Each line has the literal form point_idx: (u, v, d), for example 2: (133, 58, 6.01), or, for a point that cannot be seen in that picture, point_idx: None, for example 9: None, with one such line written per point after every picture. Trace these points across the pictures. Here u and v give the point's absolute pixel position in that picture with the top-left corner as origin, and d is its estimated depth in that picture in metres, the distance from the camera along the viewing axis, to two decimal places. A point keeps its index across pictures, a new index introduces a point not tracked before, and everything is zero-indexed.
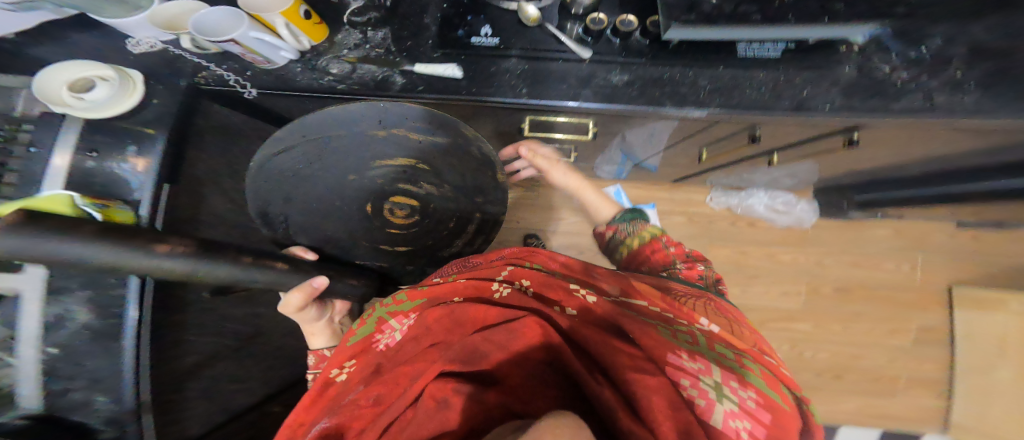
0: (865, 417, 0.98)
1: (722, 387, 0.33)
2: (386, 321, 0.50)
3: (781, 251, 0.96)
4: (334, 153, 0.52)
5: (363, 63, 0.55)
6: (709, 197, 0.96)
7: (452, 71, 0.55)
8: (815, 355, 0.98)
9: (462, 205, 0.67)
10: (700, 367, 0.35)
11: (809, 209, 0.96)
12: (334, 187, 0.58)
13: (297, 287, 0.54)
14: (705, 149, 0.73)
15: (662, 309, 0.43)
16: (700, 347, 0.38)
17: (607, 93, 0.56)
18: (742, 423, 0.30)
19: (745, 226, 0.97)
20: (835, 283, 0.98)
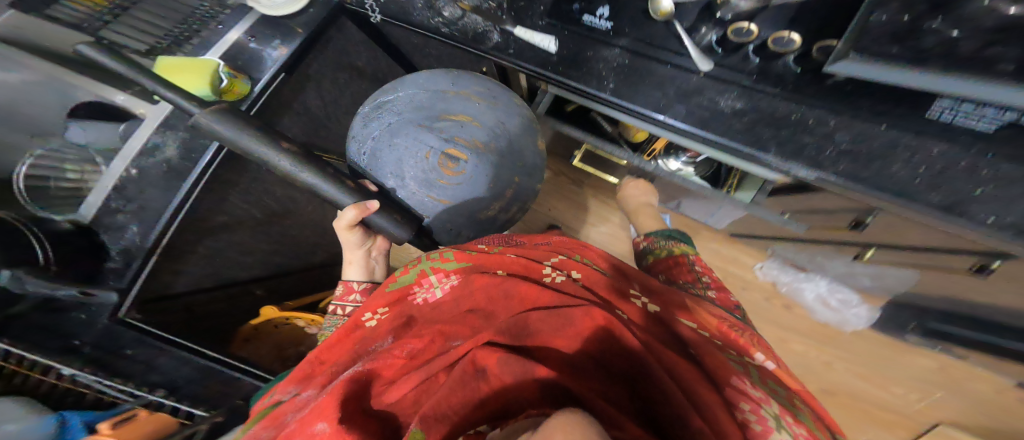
0: None
1: (781, 419, 0.31)
2: (426, 275, 0.46)
3: (792, 339, 0.92)
4: (429, 110, 0.61)
5: (472, 13, 0.56)
6: (762, 263, 0.92)
7: (548, 45, 0.53)
8: None
9: (514, 165, 0.63)
10: (760, 397, 0.33)
11: (864, 316, 0.87)
12: (407, 144, 0.60)
13: (356, 203, 0.54)
14: (794, 215, 0.63)
15: (717, 334, 0.41)
16: (756, 378, 0.36)
17: (705, 117, 0.47)
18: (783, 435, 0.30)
19: (780, 306, 0.92)
20: (829, 386, 0.91)
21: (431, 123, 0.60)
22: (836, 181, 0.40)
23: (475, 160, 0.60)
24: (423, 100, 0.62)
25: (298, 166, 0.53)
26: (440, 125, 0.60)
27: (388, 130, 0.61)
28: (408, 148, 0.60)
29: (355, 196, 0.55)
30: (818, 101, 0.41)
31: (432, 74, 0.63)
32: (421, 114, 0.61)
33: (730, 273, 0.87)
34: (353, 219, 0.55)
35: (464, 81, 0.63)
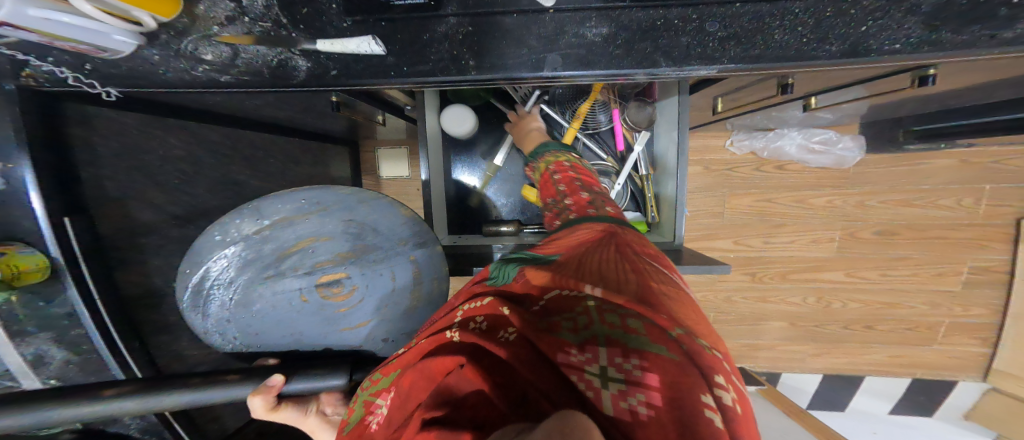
0: (893, 366, 0.94)
1: (609, 369, 0.23)
2: (372, 404, 0.32)
3: (811, 196, 0.83)
4: (259, 258, 0.43)
5: (251, 42, 0.39)
6: (730, 140, 0.80)
7: (370, 49, 0.39)
8: (845, 307, 0.90)
9: (397, 247, 0.50)
10: (588, 357, 0.24)
11: (854, 147, 0.79)
12: (271, 305, 0.45)
13: (254, 389, 0.40)
14: (723, 97, 0.61)
15: (555, 302, 0.30)
16: (593, 325, 0.26)
17: (583, 54, 0.38)
18: (637, 398, 0.21)
19: (772, 172, 0.82)
20: (879, 227, 0.85)
21: (279, 269, 0.44)
22: (742, 63, 0.36)
23: (356, 271, 0.47)
24: (247, 252, 0.42)
25: (203, 389, 0.39)
26: (288, 266, 0.44)
27: (238, 306, 0.43)
28: (281, 309, 0.45)
29: (251, 382, 0.41)
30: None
31: (224, 223, 0.39)
32: (255, 268, 0.43)
33: (708, 160, 0.82)
34: (267, 405, 0.41)
35: (269, 203, 0.41)
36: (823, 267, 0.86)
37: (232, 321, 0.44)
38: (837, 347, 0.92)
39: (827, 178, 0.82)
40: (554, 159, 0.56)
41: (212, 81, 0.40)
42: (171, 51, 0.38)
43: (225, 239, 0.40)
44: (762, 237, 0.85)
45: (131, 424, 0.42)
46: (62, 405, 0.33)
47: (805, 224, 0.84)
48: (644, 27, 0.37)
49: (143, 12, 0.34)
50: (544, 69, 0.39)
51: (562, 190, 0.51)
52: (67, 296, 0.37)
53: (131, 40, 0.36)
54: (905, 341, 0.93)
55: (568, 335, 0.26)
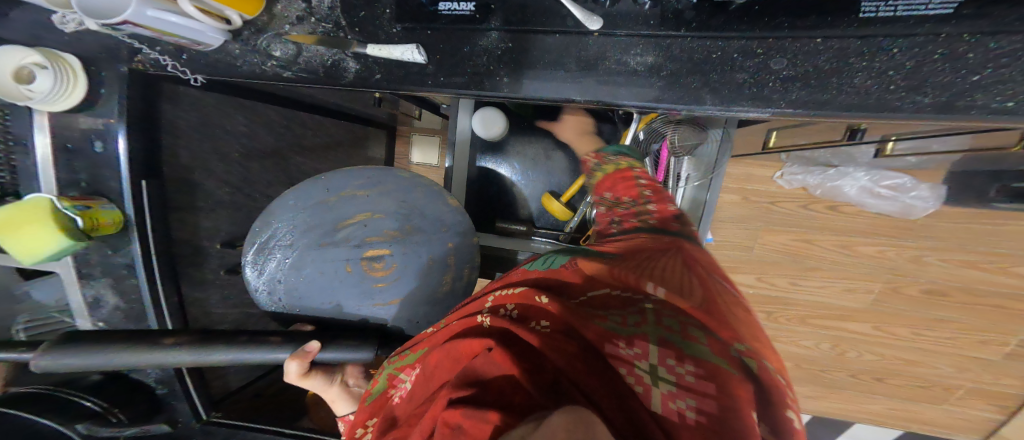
0: (893, 419, 0.91)
1: (659, 370, 0.21)
2: (397, 377, 0.34)
3: (857, 242, 0.75)
4: (320, 225, 0.46)
5: (313, 42, 0.36)
6: (781, 172, 0.71)
7: (412, 57, 0.35)
8: (862, 358, 0.85)
9: (438, 231, 0.50)
10: (637, 353, 0.22)
11: (929, 197, 0.69)
12: (319, 271, 0.46)
13: (291, 352, 0.40)
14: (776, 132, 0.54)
15: (610, 295, 0.27)
16: (647, 325, 0.24)
17: (620, 85, 0.33)
18: (685, 402, 0.19)
19: (822, 211, 0.74)
20: (926, 285, 0.76)
21: (334, 238, 0.47)
22: (797, 111, 0.30)
23: (397, 249, 0.47)
24: (311, 219, 0.46)
25: (246, 347, 0.39)
26: (342, 236, 0.47)
27: (292, 268, 0.46)
28: (324, 276, 0.46)
29: (288, 346, 0.41)
30: (736, 29, 0.30)
31: (300, 189, 0.46)
32: (314, 233, 0.46)
33: (748, 191, 0.74)
34: (300, 369, 0.41)
35: (337, 179, 0.48)
36: (848, 315, 0.80)
37: (284, 282, 0.46)
38: (840, 393, 0.89)
39: (882, 226, 0.73)
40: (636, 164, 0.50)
41: (275, 77, 0.37)
42: (246, 44, 0.37)
43: (298, 204, 0.46)
44: (790, 277, 0.78)
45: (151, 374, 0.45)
46: (128, 348, 0.36)
47: (841, 270, 0.77)
48: (693, 58, 0.32)
49: (232, 11, 0.34)
50: (575, 96, 0.34)
51: (646, 195, 0.44)
52: (131, 251, 0.40)
53: (221, 37, 0.35)
54: (913, 397, 0.89)
55: (614, 328, 0.23)
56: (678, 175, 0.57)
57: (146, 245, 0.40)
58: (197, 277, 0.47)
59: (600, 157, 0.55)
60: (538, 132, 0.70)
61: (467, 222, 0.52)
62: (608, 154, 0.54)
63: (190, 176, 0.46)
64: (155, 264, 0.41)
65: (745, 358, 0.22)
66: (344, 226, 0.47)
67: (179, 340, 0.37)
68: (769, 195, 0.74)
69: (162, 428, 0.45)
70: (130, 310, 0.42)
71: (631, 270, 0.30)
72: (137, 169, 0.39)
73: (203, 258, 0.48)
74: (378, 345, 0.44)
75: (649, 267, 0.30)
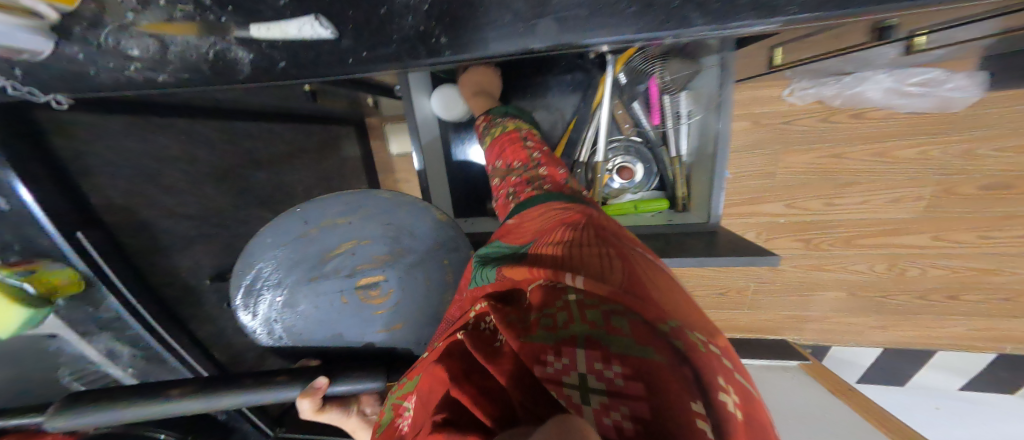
0: (977, 340, 0.83)
1: (586, 379, 0.16)
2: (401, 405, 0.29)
3: (894, 147, 0.68)
4: (303, 261, 0.42)
5: (178, 32, 0.34)
6: (790, 89, 0.66)
7: (317, 32, 0.32)
8: (924, 275, 0.78)
9: (432, 249, 0.45)
10: (565, 363, 0.17)
11: (969, 85, 0.61)
12: (314, 305, 0.43)
13: (302, 389, 0.39)
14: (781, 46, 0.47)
15: (539, 294, 0.23)
16: (574, 321, 0.19)
17: (578, 17, 0.28)
18: (615, 413, 0.14)
19: (845, 122, 0.67)
20: (985, 180, 0.68)
21: (321, 270, 0.43)
22: (787, 16, 0.25)
23: (392, 272, 0.44)
24: (290, 254, 0.42)
25: (255, 388, 0.39)
26: (330, 268, 0.43)
27: (285, 308, 0.42)
28: (320, 310, 0.43)
29: (298, 383, 0.40)
30: None
31: (275, 225, 0.41)
32: (300, 269, 0.42)
33: (761, 114, 0.69)
34: (313, 406, 0.41)
35: (313, 208, 0.43)
36: (896, 228, 0.74)
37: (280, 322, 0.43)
38: (905, 318, 0.83)
39: (921, 127, 0.66)
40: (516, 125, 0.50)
41: (150, 81, 0.36)
42: (84, 47, 0.34)
43: (275, 243, 0.41)
44: (824, 199, 0.73)
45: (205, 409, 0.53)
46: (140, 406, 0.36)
47: (882, 182, 0.70)
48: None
49: (38, 1, 0.29)
50: (535, 44, 0.30)
51: (535, 158, 0.43)
52: (110, 303, 0.42)
53: (42, 40, 0.32)
54: (992, 311, 0.81)
55: (543, 339, 0.19)
56: (676, 112, 0.52)
57: (123, 297, 0.42)
58: (200, 313, 0.50)
59: (489, 121, 0.53)
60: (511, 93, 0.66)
61: (458, 233, 0.47)
62: (498, 118, 0.52)
63: (139, 214, 0.45)
64: (141, 307, 0.44)
65: (687, 337, 0.17)
66: (331, 257, 0.43)
67: (185, 391, 0.38)
68: (786, 116, 0.68)
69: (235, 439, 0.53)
70: (146, 353, 0.46)
71: (557, 262, 0.25)
72: (74, 221, 0.38)
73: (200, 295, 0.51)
74: (387, 373, 0.43)
75: (577, 247, 0.25)
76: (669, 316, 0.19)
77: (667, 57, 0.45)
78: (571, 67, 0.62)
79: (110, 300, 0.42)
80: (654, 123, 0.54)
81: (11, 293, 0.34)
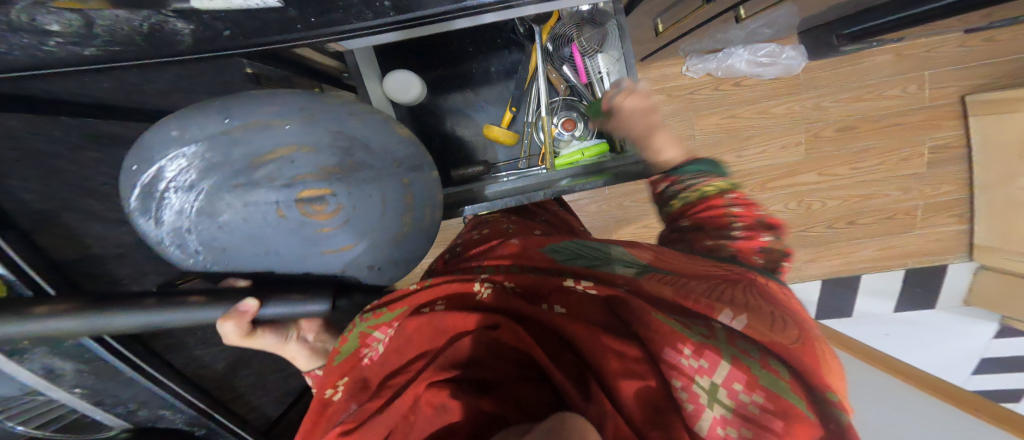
0: (885, 260, 1.00)
1: (716, 392, 0.28)
2: (370, 334, 0.40)
3: (769, 106, 0.88)
4: (228, 162, 0.36)
5: (104, 6, 0.30)
6: (686, 66, 0.85)
7: (264, 4, 0.32)
8: (825, 206, 0.95)
9: (387, 166, 0.43)
10: (700, 366, 0.30)
11: (797, 55, 0.86)
12: (241, 216, 0.38)
13: (224, 313, 0.38)
14: (661, 18, 0.65)
15: (678, 293, 0.34)
16: (717, 341, 0.31)
17: None
18: (733, 430, 0.27)
19: (730, 89, 0.87)
20: (837, 123, 0.91)
21: (251, 177, 0.37)
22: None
23: (342, 187, 0.40)
24: (211, 153, 0.36)
25: (161, 309, 0.36)
26: (259, 175, 0.37)
27: (201, 212, 0.37)
28: (251, 223, 0.38)
29: (219, 306, 0.38)
30: None
31: (185, 115, 0.35)
32: (221, 172, 0.36)
33: (670, 88, 0.87)
34: (239, 329, 0.41)
35: (241, 103, 0.36)
36: (792, 168, 0.91)
37: (194, 232, 0.38)
38: (828, 247, 0.97)
39: (781, 88, 0.88)
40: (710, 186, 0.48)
41: (75, 56, 0.33)
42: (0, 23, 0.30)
43: (185, 136, 0.35)
44: (734, 151, 0.90)
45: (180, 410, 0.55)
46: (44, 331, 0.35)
47: (771, 133, 0.89)
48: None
49: None
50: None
51: (737, 211, 0.46)
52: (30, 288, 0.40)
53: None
54: (885, 231, 0.98)
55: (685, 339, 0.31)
56: (599, 72, 0.67)
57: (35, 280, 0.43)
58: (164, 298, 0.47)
59: (674, 180, 0.51)
60: (455, 73, 0.72)
61: (419, 153, 0.46)
62: (683, 177, 0.50)
63: (61, 219, 0.46)
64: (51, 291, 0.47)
65: (817, 393, 0.27)
66: (264, 162, 0.37)
67: (56, 309, 0.34)
68: (688, 88, 0.87)
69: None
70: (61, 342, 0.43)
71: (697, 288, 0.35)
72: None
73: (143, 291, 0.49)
74: (332, 296, 0.43)
75: (728, 292, 0.35)
76: (802, 362, 0.29)
77: (580, 24, 0.62)
78: (507, 43, 0.70)
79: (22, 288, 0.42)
80: (582, 82, 0.69)
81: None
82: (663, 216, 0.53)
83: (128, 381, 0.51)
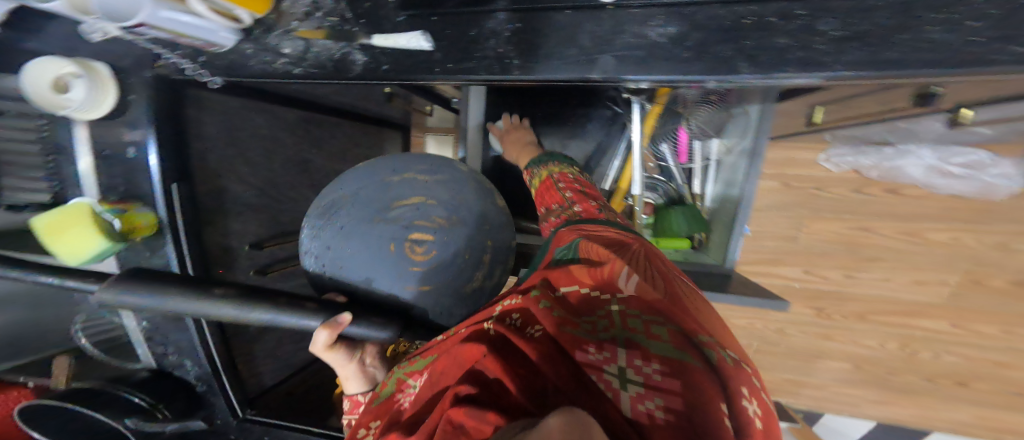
0: (978, 431, 0.81)
1: (627, 371, 0.19)
2: (404, 382, 0.29)
3: (926, 228, 0.66)
4: (374, 198, 0.40)
5: (322, 36, 0.35)
6: (826, 154, 0.66)
7: (419, 45, 0.32)
8: (938, 359, 0.74)
9: (483, 228, 0.42)
10: (607, 357, 0.20)
11: (1010, 174, 0.60)
12: (360, 244, 0.39)
13: (321, 321, 0.30)
14: (821, 107, 0.48)
15: (591, 273, 0.26)
16: (609, 324, 0.22)
17: (639, 57, 0.27)
18: (654, 404, 0.17)
19: (879, 195, 0.66)
20: (1016, 276, 0.66)
21: (385, 213, 0.40)
22: (844, 77, 0.23)
23: (443, 238, 0.40)
24: (365, 190, 0.41)
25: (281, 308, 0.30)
26: (394, 215, 0.40)
27: (340, 233, 0.39)
28: (364, 246, 0.39)
29: (320, 312, 0.31)
30: None
31: (367, 165, 0.43)
32: (368, 205, 0.40)
33: (790, 176, 0.68)
34: (329, 344, 0.31)
35: (399, 160, 0.44)
36: (913, 311, 0.71)
37: (329, 248, 0.39)
38: (910, 400, 0.79)
39: (952, 212, 0.65)
40: (560, 168, 0.45)
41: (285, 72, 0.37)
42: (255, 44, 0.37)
43: (353, 172, 0.43)
44: (843, 268, 0.71)
45: (189, 372, 0.46)
46: (176, 295, 0.29)
47: (909, 260, 0.68)
48: (723, 25, 0.24)
49: (243, 10, 0.32)
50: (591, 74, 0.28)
51: (569, 196, 0.40)
52: (164, 251, 0.40)
53: (234, 37, 0.35)
54: (998, 402, 0.78)
55: (584, 334, 0.22)
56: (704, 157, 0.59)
57: (179, 244, 0.40)
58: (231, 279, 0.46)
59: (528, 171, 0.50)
60: (550, 119, 0.65)
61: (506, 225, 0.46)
62: (537, 167, 0.49)
63: None
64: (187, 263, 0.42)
65: (715, 354, 0.19)
66: (397, 203, 0.40)
67: (226, 293, 0.29)
68: (815, 178, 0.68)
69: (200, 423, 0.46)
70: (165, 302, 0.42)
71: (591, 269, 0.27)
72: (172, 172, 0.39)
73: (236, 259, 0.47)
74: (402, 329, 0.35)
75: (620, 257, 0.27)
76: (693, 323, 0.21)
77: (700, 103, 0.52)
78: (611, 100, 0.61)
79: (169, 246, 0.39)
80: (679, 162, 0.60)
81: (98, 225, 0.35)
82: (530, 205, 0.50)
83: (179, 318, 0.43)
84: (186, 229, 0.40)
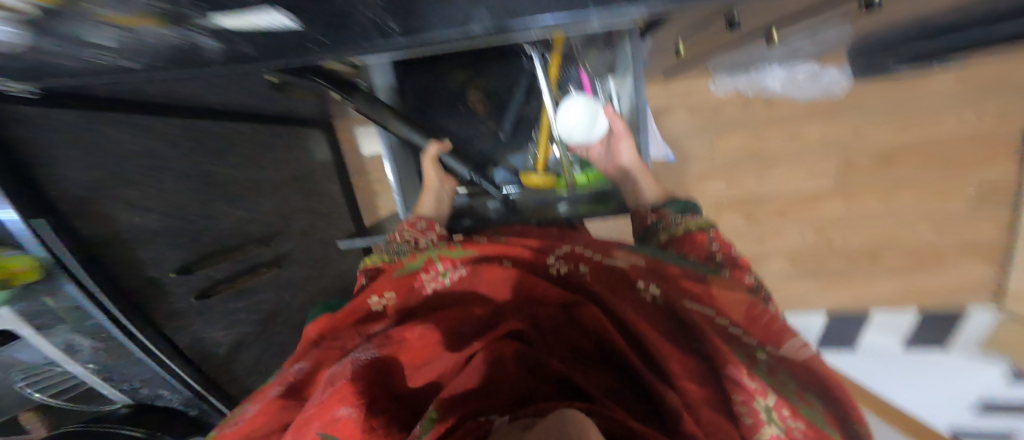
0: (903, 297, 0.96)
1: (772, 412, 0.28)
2: (433, 264, 0.48)
3: (802, 129, 0.84)
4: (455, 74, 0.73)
5: (143, 23, 0.29)
6: (714, 82, 0.80)
7: (278, 23, 0.26)
8: (847, 238, 0.91)
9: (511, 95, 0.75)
10: (757, 387, 0.30)
11: (841, 76, 0.79)
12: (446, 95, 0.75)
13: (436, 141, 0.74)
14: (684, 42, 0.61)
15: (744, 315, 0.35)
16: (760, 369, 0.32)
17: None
18: None
19: (760, 109, 0.83)
20: (875, 152, 0.85)
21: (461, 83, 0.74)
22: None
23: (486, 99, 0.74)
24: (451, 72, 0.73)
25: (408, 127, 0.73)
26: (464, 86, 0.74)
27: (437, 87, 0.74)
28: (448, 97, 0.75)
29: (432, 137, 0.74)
30: None
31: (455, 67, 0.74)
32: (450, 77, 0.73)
33: (694, 104, 0.83)
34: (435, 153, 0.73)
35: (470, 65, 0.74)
36: (814, 197, 0.88)
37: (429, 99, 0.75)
38: (842, 280, 0.95)
39: (813, 113, 0.83)
40: (695, 226, 0.55)
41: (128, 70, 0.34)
42: (57, 38, 0.31)
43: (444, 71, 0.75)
44: (752, 174, 0.87)
45: (172, 398, 0.54)
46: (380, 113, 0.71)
47: (797, 158, 0.85)
48: None
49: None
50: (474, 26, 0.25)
51: (717, 256, 0.49)
52: (69, 291, 0.40)
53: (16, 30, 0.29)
54: (909, 268, 0.93)
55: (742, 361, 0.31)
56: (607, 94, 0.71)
57: (82, 281, 0.40)
58: None
59: (662, 214, 0.60)
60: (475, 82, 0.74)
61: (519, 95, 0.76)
62: (671, 214, 0.59)
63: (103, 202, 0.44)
64: (103, 299, 0.42)
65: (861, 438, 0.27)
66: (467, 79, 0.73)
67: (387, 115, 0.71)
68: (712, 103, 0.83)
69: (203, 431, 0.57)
70: (110, 346, 0.45)
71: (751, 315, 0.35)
72: (33, 206, 0.37)
73: (163, 288, 0.50)
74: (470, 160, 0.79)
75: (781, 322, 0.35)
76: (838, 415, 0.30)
77: (588, 48, 0.63)
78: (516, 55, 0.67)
79: (68, 285, 0.39)
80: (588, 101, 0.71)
81: None
82: (647, 242, 0.59)
83: (137, 360, 0.47)
84: (77, 257, 0.40)
